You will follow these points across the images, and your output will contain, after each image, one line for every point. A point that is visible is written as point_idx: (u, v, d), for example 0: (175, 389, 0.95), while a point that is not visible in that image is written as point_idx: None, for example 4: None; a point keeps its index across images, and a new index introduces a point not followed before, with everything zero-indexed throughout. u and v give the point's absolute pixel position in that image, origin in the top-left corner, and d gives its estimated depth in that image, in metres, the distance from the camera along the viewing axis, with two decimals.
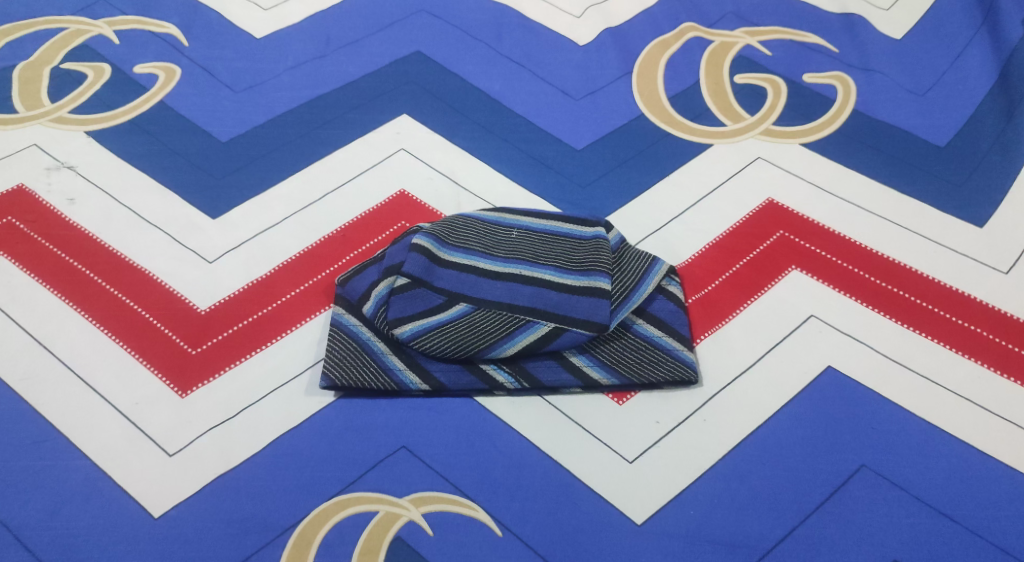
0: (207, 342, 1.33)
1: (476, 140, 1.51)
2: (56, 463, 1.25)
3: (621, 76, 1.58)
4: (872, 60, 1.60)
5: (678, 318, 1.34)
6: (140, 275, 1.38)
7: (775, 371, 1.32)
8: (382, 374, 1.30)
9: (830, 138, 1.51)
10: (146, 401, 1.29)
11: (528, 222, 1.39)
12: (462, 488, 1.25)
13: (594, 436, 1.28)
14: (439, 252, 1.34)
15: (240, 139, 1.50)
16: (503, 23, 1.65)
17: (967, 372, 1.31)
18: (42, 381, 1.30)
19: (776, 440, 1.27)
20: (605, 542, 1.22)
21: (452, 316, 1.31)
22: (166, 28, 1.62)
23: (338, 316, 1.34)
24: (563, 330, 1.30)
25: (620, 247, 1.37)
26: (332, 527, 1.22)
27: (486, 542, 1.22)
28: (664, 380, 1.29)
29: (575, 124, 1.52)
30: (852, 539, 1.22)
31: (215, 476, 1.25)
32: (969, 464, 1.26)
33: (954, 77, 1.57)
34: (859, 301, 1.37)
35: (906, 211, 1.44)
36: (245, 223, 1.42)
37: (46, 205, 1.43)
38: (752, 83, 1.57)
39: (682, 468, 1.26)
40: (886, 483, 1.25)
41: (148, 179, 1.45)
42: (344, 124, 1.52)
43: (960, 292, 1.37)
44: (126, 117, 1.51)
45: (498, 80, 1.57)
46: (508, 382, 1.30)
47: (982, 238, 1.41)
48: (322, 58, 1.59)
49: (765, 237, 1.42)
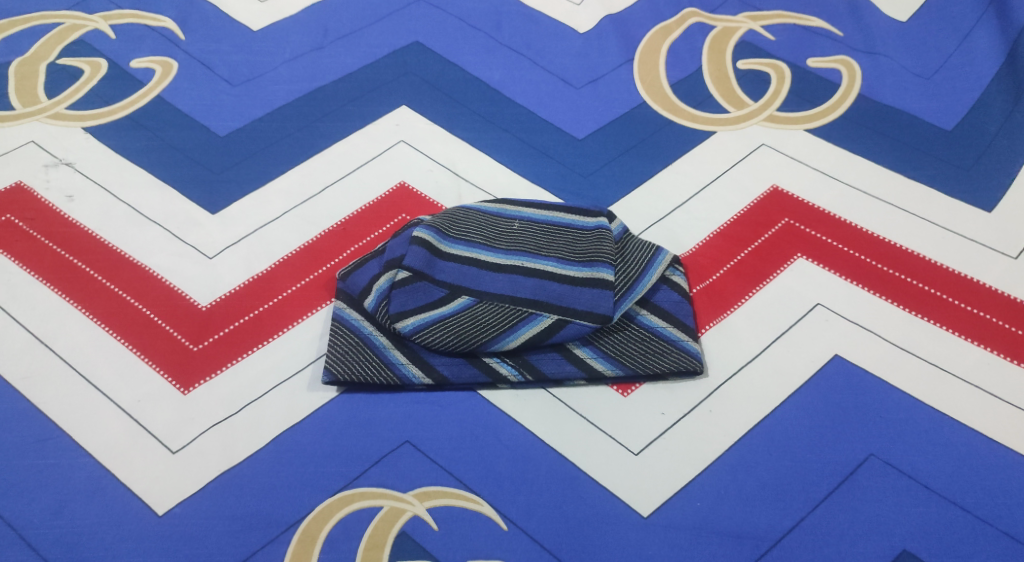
0: (208, 338, 1.32)
1: (476, 130, 1.49)
2: (59, 462, 1.25)
3: (622, 64, 1.56)
4: (877, 44, 1.58)
5: (683, 308, 1.32)
6: (141, 271, 1.37)
7: (782, 360, 1.30)
8: (384, 369, 1.29)
9: (835, 124, 1.49)
10: (148, 398, 1.28)
11: (530, 213, 1.38)
12: (467, 482, 1.24)
13: (599, 428, 1.27)
14: (440, 245, 1.33)
15: (238, 133, 1.48)
16: (503, 12, 1.63)
17: (976, 358, 1.30)
18: (43, 379, 1.30)
19: (783, 430, 1.26)
20: (611, 535, 1.21)
21: (454, 309, 1.30)
22: (162, 21, 1.61)
23: (339, 311, 1.33)
24: (566, 322, 1.29)
25: (623, 237, 1.36)
26: (336, 523, 1.22)
27: (491, 536, 1.21)
28: (669, 370, 1.28)
29: (576, 113, 1.51)
30: (860, 529, 1.20)
31: (218, 473, 1.24)
32: (978, 452, 1.24)
33: (960, 59, 1.55)
34: (865, 288, 1.35)
35: (914, 197, 1.42)
36: (245, 218, 1.41)
37: (45, 202, 1.42)
38: (755, 68, 1.55)
39: (688, 460, 1.24)
40: (894, 472, 1.23)
41: (146, 174, 1.44)
42: (343, 117, 1.51)
43: (968, 277, 1.35)
44: (124, 113, 1.50)
45: (498, 69, 1.56)
46: (512, 375, 1.29)
47: (990, 222, 1.39)
48: (320, 50, 1.58)
49: (770, 225, 1.41)
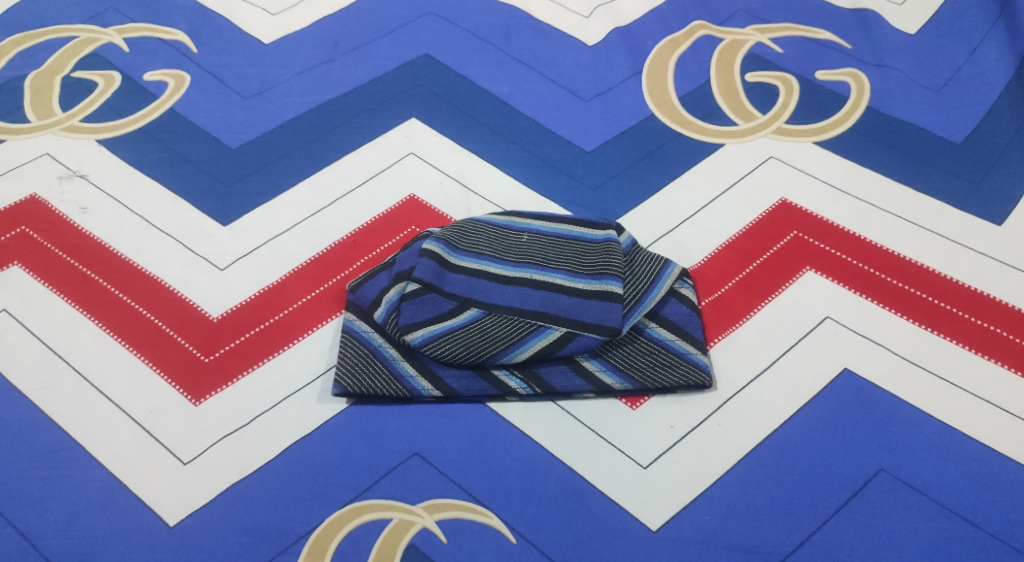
0: (219, 349, 1.33)
1: (485, 143, 1.50)
2: (72, 472, 1.26)
3: (630, 76, 1.56)
4: (886, 56, 1.58)
5: (692, 321, 1.33)
6: (153, 283, 1.38)
7: (791, 373, 1.30)
8: (393, 381, 1.29)
9: (843, 136, 1.49)
10: (160, 409, 1.29)
11: (539, 226, 1.38)
12: (476, 495, 1.24)
13: (607, 442, 1.27)
14: (449, 257, 1.33)
15: (249, 145, 1.49)
16: (512, 24, 1.64)
17: (986, 373, 1.30)
18: (56, 390, 1.31)
19: (792, 444, 1.26)
20: (620, 549, 1.21)
21: (463, 322, 1.30)
22: (175, 34, 1.62)
23: (349, 323, 1.34)
24: (575, 334, 1.29)
25: (631, 249, 1.36)
26: (346, 535, 1.22)
27: (501, 549, 1.22)
28: (678, 384, 1.28)
29: (585, 125, 1.51)
30: (870, 544, 1.20)
31: (228, 484, 1.25)
32: (988, 467, 1.24)
33: (970, 71, 1.55)
34: (874, 301, 1.35)
35: (924, 210, 1.42)
36: (256, 230, 1.42)
37: (58, 214, 1.44)
38: (764, 81, 1.56)
39: (697, 473, 1.25)
40: (904, 487, 1.23)
41: (159, 187, 1.46)
42: (353, 129, 1.51)
43: (978, 290, 1.35)
44: (137, 125, 1.52)
45: (507, 82, 1.56)
46: (520, 387, 1.29)
47: (1001, 235, 1.39)
48: (330, 63, 1.59)
49: (779, 238, 1.41)
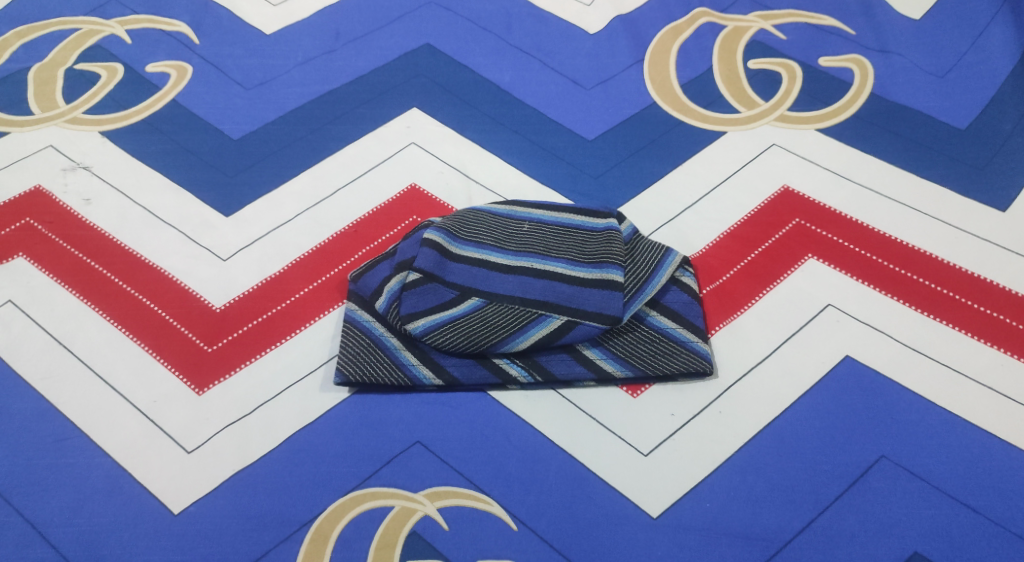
0: (222, 340, 1.34)
1: (486, 132, 1.50)
2: (77, 461, 1.26)
3: (632, 64, 1.56)
4: (890, 42, 1.57)
5: (692, 309, 1.32)
6: (156, 273, 1.39)
7: (793, 360, 1.30)
8: (394, 370, 1.29)
9: (846, 123, 1.48)
10: (164, 398, 1.30)
11: (540, 215, 1.38)
12: (478, 483, 1.24)
13: (609, 429, 1.27)
14: (450, 246, 1.33)
15: (251, 136, 1.50)
16: (514, 13, 1.64)
17: (989, 359, 1.29)
18: (62, 380, 1.31)
19: (793, 431, 1.26)
20: (621, 535, 1.21)
21: (463, 311, 1.30)
22: (177, 26, 1.62)
23: (350, 313, 1.34)
24: (575, 323, 1.29)
25: (633, 237, 1.36)
26: (348, 522, 1.23)
27: (502, 535, 1.22)
28: (679, 371, 1.28)
29: (586, 114, 1.51)
30: (870, 531, 1.20)
31: (231, 473, 1.25)
32: (990, 454, 1.24)
33: (975, 57, 1.54)
34: (878, 289, 1.35)
35: (928, 196, 1.41)
36: (258, 220, 1.42)
37: (63, 205, 1.44)
38: (767, 68, 1.55)
39: (698, 460, 1.24)
40: (906, 474, 1.23)
41: (162, 177, 1.46)
42: (354, 119, 1.52)
43: (982, 277, 1.34)
44: (139, 116, 1.52)
45: (509, 70, 1.56)
46: (521, 376, 1.29)
47: (1004, 222, 1.38)
48: (331, 53, 1.59)
49: (781, 226, 1.40)
